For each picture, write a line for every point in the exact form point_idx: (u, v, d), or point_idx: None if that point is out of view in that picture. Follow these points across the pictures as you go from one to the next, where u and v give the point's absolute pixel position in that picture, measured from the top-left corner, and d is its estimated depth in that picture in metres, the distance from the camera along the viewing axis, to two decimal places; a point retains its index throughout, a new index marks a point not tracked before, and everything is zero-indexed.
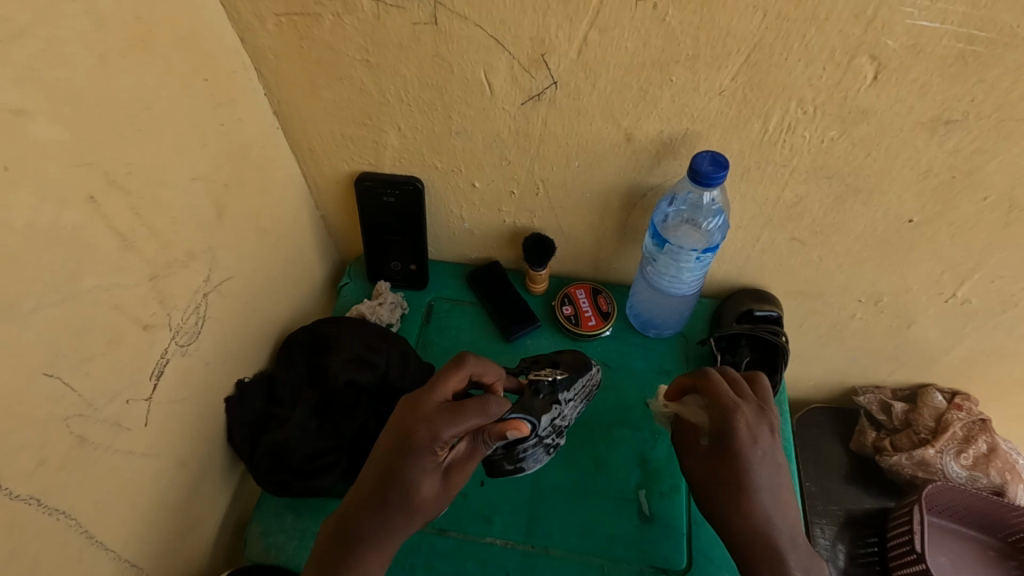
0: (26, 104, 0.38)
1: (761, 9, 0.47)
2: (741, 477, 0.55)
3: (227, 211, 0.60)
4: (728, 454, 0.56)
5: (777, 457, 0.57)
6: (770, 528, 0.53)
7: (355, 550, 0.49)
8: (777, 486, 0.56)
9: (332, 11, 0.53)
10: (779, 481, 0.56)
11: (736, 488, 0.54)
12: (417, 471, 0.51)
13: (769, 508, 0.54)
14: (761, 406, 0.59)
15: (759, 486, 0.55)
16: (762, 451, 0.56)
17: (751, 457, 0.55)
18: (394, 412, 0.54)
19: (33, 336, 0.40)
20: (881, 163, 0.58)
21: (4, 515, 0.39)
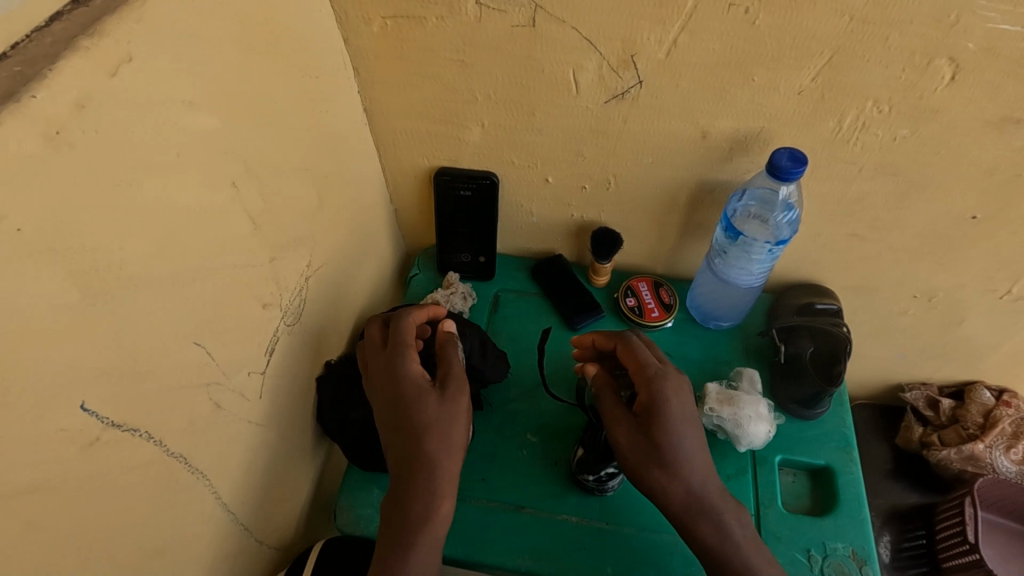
0: (195, 97, 0.42)
1: (847, 14, 0.51)
2: (665, 456, 0.55)
3: (326, 201, 0.64)
4: (653, 414, 0.56)
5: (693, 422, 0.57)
6: (702, 486, 0.55)
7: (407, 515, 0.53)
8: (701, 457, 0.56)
9: (436, 15, 0.58)
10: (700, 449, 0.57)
11: (658, 466, 0.55)
12: (439, 399, 0.57)
13: (697, 477, 0.55)
14: (662, 364, 0.60)
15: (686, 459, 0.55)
16: (683, 419, 0.57)
17: (673, 426, 0.56)
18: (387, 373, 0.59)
19: (191, 305, 0.44)
20: (948, 161, 0.61)
21: (163, 469, 0.43)
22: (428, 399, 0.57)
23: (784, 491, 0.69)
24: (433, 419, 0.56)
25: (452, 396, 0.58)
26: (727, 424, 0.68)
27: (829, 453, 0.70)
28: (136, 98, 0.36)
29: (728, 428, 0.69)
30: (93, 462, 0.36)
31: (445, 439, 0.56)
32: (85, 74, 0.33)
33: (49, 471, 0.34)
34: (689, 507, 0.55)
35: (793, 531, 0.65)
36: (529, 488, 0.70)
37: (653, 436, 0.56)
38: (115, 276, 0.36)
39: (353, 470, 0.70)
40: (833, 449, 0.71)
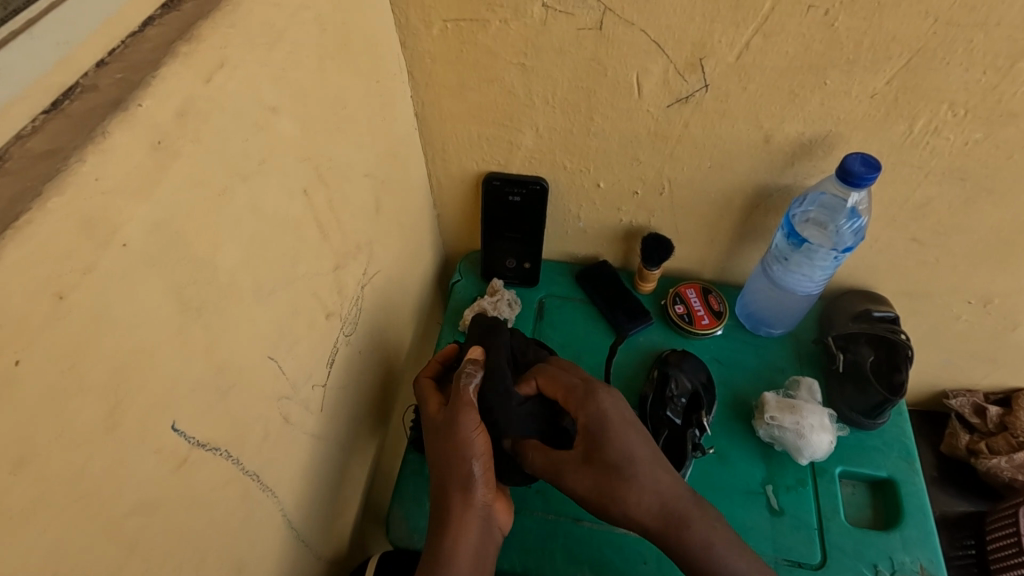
0: (279, 103, 0.40)
1: (932, 15, 0.49)
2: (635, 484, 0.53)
3: (382, 206, 0.63)
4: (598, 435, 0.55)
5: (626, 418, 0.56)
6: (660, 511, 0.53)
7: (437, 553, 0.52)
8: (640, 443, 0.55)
9: (501, 18, 0.56)
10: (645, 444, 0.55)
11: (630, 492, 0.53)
12: (445, 439, 0.55)
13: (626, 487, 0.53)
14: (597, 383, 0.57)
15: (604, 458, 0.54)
16: (619, 424, 0.55)
17: (608, 439, 0.54)
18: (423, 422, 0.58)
19: (270, 317, 0.43)
20: (1021, 166, 0.59)
21: (240, 488, 0.42)
22: (444, 442, 0.55)
23: (845, 502, 0.68)
24: (452, 461, 0.54)
25: (466, 436, 0.54)
26: (789, 436, 0.67)
27: (892, 464, 0.69)
28: (230, 105, 0.35)
29: (792, 443, 0.67)
30: (182, 482, 0.35)
31: (457, 478, 0.54)
32: (186, 80, 0.31)
33: (147, 493, 0.32)
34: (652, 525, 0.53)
35: (863, 544, 0.64)
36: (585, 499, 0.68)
37: (600, 450, 0.54)
38: (210, 290, 0.35)
39: (404, 480, 0.69)
40: (895, 459, 0.69)
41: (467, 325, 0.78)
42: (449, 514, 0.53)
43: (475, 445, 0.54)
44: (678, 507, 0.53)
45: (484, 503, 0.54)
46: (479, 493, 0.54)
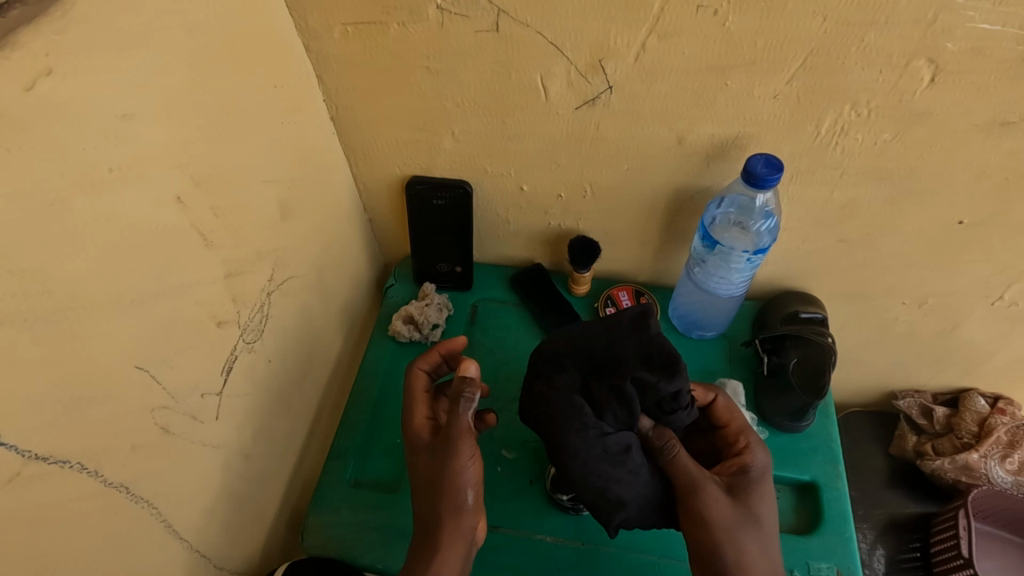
0: (135, 110, 0.40)
1: (822, 15, 0.49)
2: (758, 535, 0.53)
3: (291, 213, 0.62)
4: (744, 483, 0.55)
5: (757, 466, 0.57)
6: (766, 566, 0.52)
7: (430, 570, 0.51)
8: (761, 485, 0.56)
9: (399, 21, 0.55)
10: (768, 491, 0.56)
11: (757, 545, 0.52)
12: (452, 461, 0.52)
13: (728, 515, 0.53)
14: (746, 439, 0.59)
15: (704, 477, 0.54)
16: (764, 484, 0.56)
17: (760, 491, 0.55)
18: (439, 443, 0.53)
19: (135, 330, 0.42)
20: (935, 165, 0.58)
21: (100, 501, 0.41)
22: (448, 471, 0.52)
23: None
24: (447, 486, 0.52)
25: (456, 465, 0.52)
26: None
27: (817, 468, 0.68)
28: (62, 113, 0.35)
29: None
30: (15, 497, 0.35)
31: (455, 505, 0.52)
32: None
33: None
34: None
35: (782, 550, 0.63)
36: (506, 506, 0.67)
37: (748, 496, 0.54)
38: (44, 303, 0.35)
39: (322, 488, 0.67)
40: (820, 463, 0.68)
41: (395, 331, 0.78)
42: (438, 534, 0.52)
43: (466, 473, 0.52)
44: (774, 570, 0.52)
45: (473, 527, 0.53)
46: (469, 521, 0.53)
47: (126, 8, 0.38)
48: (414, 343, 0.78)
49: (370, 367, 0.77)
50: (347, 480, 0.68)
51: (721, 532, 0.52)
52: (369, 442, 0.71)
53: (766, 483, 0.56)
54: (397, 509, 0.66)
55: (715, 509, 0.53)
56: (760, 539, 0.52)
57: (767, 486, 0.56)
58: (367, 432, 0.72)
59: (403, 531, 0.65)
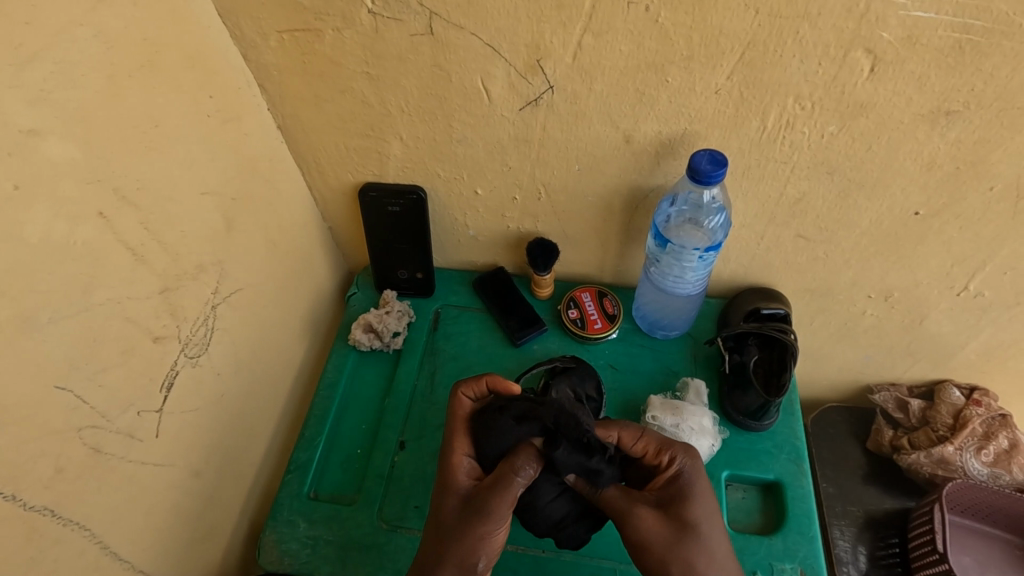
0: (41, 124, 0.39)
1: (753, 7, 0.48)
2: (705, 548, 0.52)
3: (237, 224, 0.61)
4: (681, 500, 0.54)
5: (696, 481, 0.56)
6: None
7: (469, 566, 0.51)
8: (696, 495, 0.55)
9: (333, 27, 0.55)
10: (707, 498, 0.55)
11: (704, 558, 0.51)
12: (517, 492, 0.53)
13: (665, 534, 0.53)
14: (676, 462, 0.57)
15: (630, 503, 0.54)
16: (703, 498, 0.55)
17: (697, 501, 0.54)
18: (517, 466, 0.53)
19: (50, 349, 0.41)
20: (883, 156, 0.58)
21: (19, 525, 0.40)
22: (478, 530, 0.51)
23: (733, 507, 0.67)
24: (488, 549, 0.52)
25: (489, 525, 0.52)
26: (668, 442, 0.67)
27: (781, 466, 0.68)
28: None
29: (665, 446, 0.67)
30: None
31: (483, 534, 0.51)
32: None
33: None
34: None
35: (745, 552, 0.63)
36: None
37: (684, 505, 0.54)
38: None
39: (279, 503, 0.68)
40: (785, 461, 0.68)
41: (355, 340, 0.77)
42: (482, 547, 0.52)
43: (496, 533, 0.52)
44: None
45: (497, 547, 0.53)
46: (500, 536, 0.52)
47: (25, 21, 0.37)
48: (375, 351, 0.78)
49: (330, 378, 0.76)
50: (305, 494, 0.68)
51: (662, 557, 0.52)
52: (327, 455, 0.71)
53: (704, 497, 0.55)
54: (353, 522, 0.67)
55: (647, 533, 0.53)
56: (704, 548, 0.52)
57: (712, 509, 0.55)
58: (326, 445, 0.72)
59: (359, 544, 0.65)
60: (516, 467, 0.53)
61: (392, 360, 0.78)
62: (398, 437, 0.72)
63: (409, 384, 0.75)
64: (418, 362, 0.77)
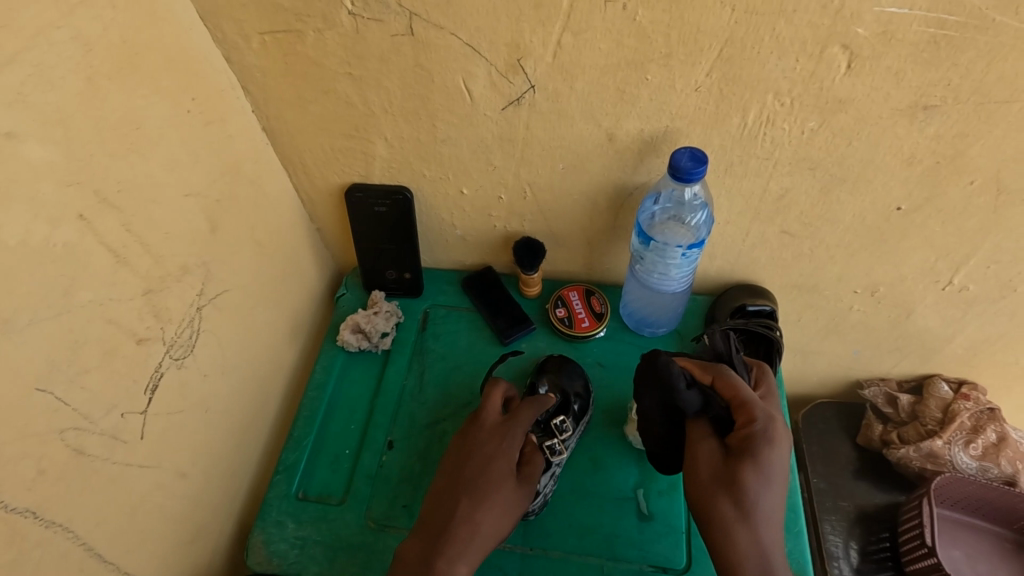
0: (18, 127, 0.39)
1: (730, 5, 0.48)
2: (747, 508, 0.50)
3: (221, 225, 0.61)
4: (745, 454, 0.52)
5: (776, 450, 0.53)
6: (726, 537, 0.50)
7: (478, 524, 0.55)
8: (763, 460, 0.52)
9: (314, 28, 0.55)
10: (772, 469, 0.52)
11: (739, 513, 0.50)
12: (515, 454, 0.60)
13: (715, 477, 0.52)
14: (763, 421, 0.54)
15: (702, 437, 0.55)
16: (773, 467, 0.52)
17: (764, 464, 0.52)
18: (515, 431, 0.61)
19: (29, 351, 0.41)
20: (863, 152, 0.58)
21: (2, 527, 0.40)
22: (496, 483, 0.57)
23: None
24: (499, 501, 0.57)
25: (500, 479, 0.58)
26: None
27: None
28: None
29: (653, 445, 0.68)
30: None
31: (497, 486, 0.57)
32: None
33: None
34: (713, 538, 0.51)
35: None
36: None
37: (745, 462, 0.52)
38: None
39: (267, 503, 0.68)
40: None
41: (343, 341, 0.77)
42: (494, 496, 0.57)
43: (505, 488, 0.57)
44: (744, 549, 0.49)
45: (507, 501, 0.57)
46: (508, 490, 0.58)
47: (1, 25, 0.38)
48: (364, 351, 0.78)
49: (318, 379, 0.76)
50: (293, 494, 0.68)
51: (701, 488, 0.52)
52: (314, 456, 0.71)
53: (770, 468, 0.52)
54: (341, 522, 0.67)
55: (699, 466, 0.53)
56: (744, 506, 0.50)
57: (774, 483, 0.52)
58: (314, 445, 0.72)
59: (346, 543, 0.66)
60: (513, 432, 0.61)
61: (380, 360, 0.78)
62: (386, 436, 0.72)
63: (396, 384, 0.75)
64: (406, 362, 0.77)
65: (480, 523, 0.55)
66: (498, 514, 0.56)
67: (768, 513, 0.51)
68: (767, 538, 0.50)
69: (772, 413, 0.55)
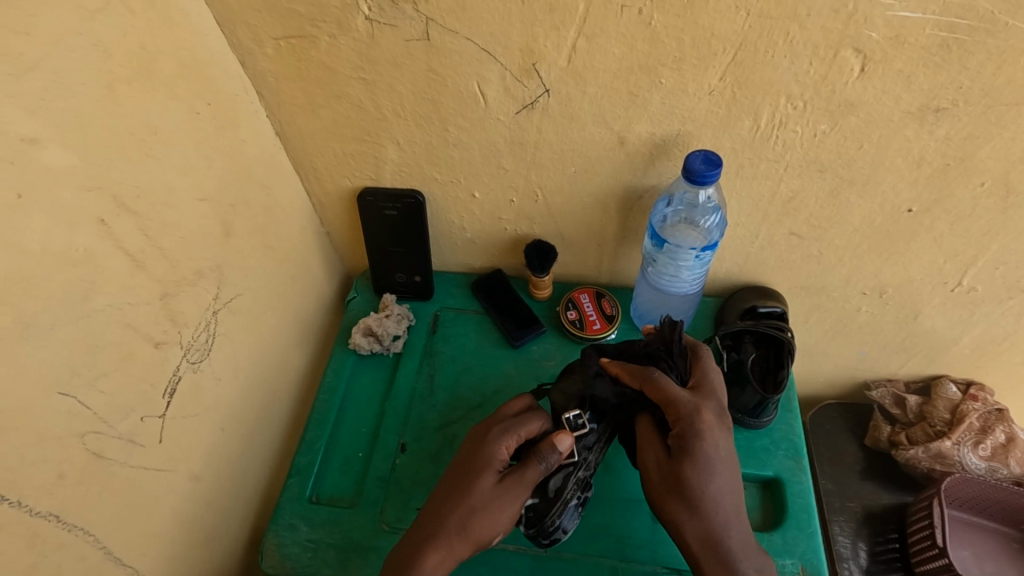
0: (39, 133, 0.40)
1: (744, 9, 0.49)
2: (695, 506, 0.53)
3: (234, 229, 0.61)
4: (683, 456, 0.54)
5: (713, 439, 0.54)
6: (685, 537, 0.54)
7: (438, 532, 0.55)
8: (701, 457, 0.54)
9: (328, 33, 0.55)
10: (710, 463, 0.54)
11: (689, 512, 0.53)
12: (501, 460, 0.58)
13: (661, 483, 0.55)
14: (693, 415, 0.55)
15: (647, 442, 0.58)
16: (715, 461, 0.54)
17: (703, 462, 0.53)
18: (504, 436, 0.59)
19: (51, 355, 0.41)
20: (873, 154, 0.58)
21: (24, 530, 0.40)
22: (470, 485, 0.56)
23: None
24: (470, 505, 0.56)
25: (473, 481, 0.57)
26: None
27: (779, 463, 0.69)
28: None
29: None
30: None
31: (471, 490, 0.56)
32: None
33: None
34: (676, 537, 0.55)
35: None
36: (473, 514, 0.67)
37: (685, 462, 0.54)
38: None
39: (280, 507, 0.68)
40: (782, 457, 0.69)
41: (355, 344, 0.78)
42: (465, 499, 0.56)
43: (481, 488, 0.56)
44: (702, 546, 0.53)
45: (483, 505, 0.56)
46: (485, 492, 0.56)
47: (24, 31, 0.38)
48: (375, 354, 0.78)
49: (329, 382, 0.76)
50: (306, 497, 0.68)
51: (655, 492, 0.56)
52: (327, 458, 0.72)
53: (710, 462, 0.54)
54: (354, 524, 0.67)
55: (649, 472, 0.57)
56: (693, 506, 0.53)
57: (719, 470, 0.54)
58: (327, 448, 0.73)
59: (359, 546, 0.66)
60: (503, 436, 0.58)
61: (391, 363, 0.78)
62: (398, 439, 0.72)
63: (407, 387, 0.76)
64: (417, 364, 0.77)
65: (443, 527, 0.55)
66: (468, 521, 0.55)
67: (720, 508, 0.53)
68: (725, 529, 0.53)
69: (699, 403, 0.56)
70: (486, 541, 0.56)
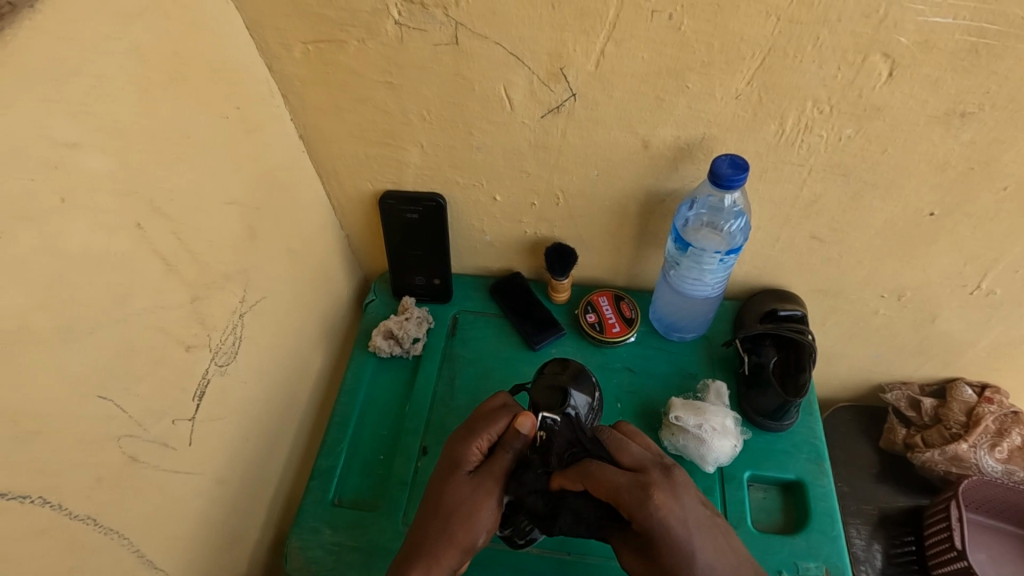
0: (81, 138, 0.40)
1: (774, 14, 0.49)
2: None
3: (260, 233, 0.61)
4: (654, 548, 0.51)
5: (669, 522, 0.51)
6: None
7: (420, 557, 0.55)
8: (672, 541, 0.51)
9: (357, 37, 0.56)
10: (684, 543, 0.51)
11: None
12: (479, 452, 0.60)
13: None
14: (644, 502, 0.51)
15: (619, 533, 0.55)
16: (688, 539, 0.51)
17: (678, 547, 0.51)
18: (479, 428, 0.60)
19: (92, 358, 0.42)
20: (898, 158, 0.59)
21: (63, 534, 0.41)
22: (449, 489, 0.58)
23: (755, 508, 0.68)
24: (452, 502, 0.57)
25: (452, 485, 0.58)
26: (691, 444, 0.68)
27: (801, 466, 0.69)
28: (7, 149, 0.35)
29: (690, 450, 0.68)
30: None
31: (449, 490, 0.58)
32: None
33: None
34: None
35: (768, 549, 0.64)
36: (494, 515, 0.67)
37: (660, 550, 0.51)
38: None
39: (303, 510, 0.68)
40: (804, 461, 0.70)
41: (375, 347, 0.78)
42: (445, 501, 0.57)
43: (460, 486, 0.58)
44: None
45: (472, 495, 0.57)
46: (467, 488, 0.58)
47: (67, 37, 0.38)
48: (394, 357, 0.79)
49: (349, 385, 0.76)
50: (329, 500, 0.69)
51: None
52: (349, 461, 0.72)
53: (682, 544, 0.51)
54: (377, 527, 0.67)
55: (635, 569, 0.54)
56: None
57: (693, 545, 0.51)
58: (348, 451, 0.73)
59: (384, 549, 0.66)
60: (477, 431, 0.60)
61: (411, 366, 0.79)
62: (419, 442, 0.72)
63: (428, 390, 0.76)
64: (437, 367, 0.78)
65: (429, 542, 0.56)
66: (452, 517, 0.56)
67: None
68: None
69: (642, 485, 0.52)
70: (472, 545, 0.57)
